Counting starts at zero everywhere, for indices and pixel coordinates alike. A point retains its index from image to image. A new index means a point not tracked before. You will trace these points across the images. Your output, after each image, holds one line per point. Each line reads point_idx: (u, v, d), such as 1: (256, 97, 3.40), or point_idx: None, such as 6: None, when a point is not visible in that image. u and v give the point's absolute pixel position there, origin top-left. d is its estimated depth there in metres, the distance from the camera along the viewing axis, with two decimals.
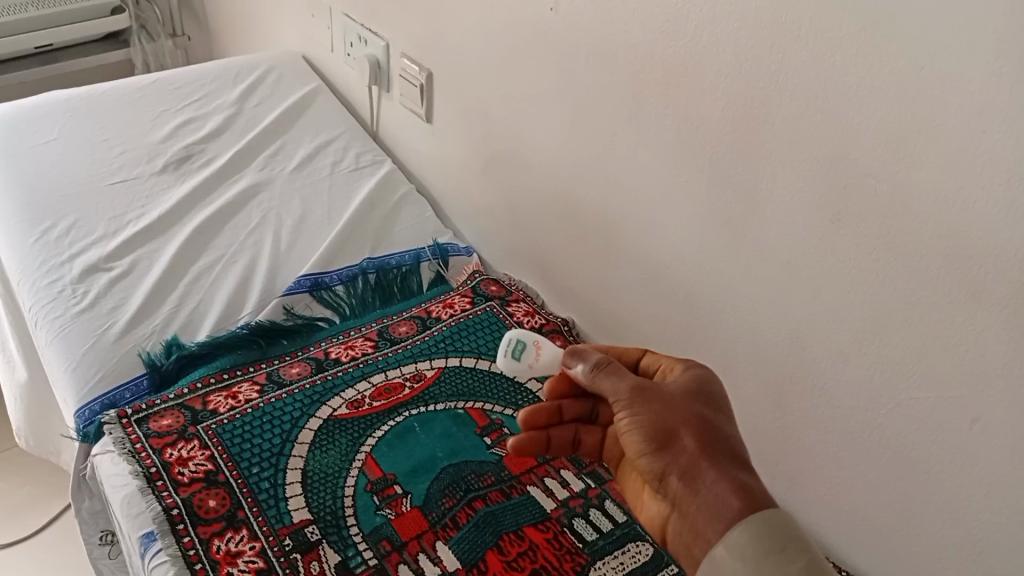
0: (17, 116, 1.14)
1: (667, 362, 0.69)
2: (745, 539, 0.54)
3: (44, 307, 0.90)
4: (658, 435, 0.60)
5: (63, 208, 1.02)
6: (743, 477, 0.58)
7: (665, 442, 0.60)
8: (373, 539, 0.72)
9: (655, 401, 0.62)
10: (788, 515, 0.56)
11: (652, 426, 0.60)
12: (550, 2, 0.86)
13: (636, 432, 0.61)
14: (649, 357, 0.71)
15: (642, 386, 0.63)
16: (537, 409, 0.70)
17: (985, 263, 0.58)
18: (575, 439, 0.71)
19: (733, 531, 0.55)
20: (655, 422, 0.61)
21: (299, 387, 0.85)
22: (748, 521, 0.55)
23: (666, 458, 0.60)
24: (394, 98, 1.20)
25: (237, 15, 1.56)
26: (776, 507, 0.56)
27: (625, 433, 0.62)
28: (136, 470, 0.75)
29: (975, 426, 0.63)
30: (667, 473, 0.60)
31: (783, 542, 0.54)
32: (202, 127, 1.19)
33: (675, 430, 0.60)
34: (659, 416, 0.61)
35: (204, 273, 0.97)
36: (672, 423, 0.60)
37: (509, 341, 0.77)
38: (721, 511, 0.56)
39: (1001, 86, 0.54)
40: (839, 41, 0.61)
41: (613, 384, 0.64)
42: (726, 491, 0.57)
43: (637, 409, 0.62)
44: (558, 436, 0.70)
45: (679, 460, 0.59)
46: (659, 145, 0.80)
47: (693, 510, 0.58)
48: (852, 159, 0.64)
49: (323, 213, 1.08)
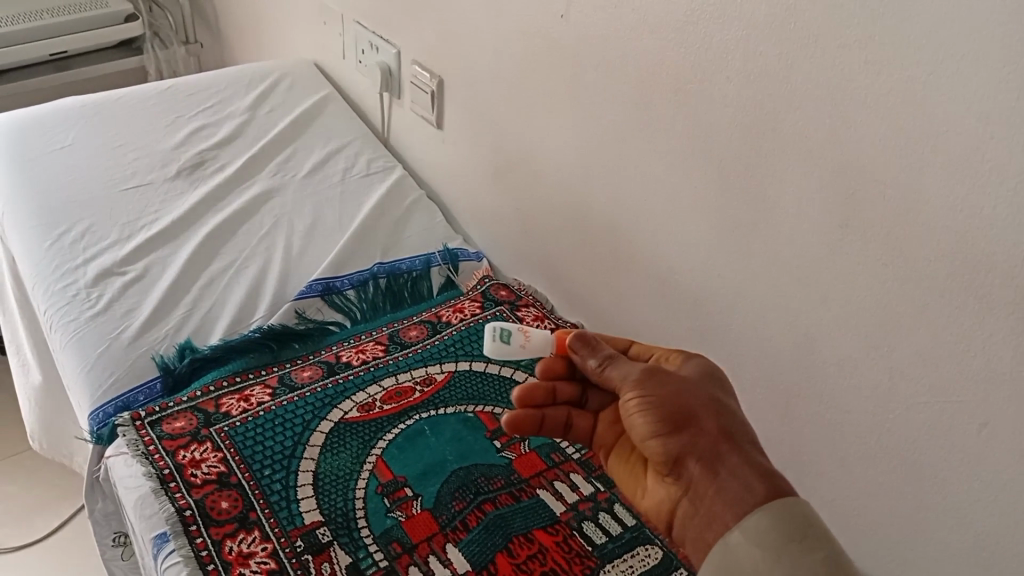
0: (34, 123, 1.16)
1: (661, 351, 0.70)
2: (766, 525, 0.54)
3: (59, 310, 0.91)
4: (673, 417, 0.61)
5: (78, 213, 1.03)
6: (762, 462, 0.60)
7: (680, 425, 0.61)
8: (384, 541, 0.73)
9: (667, 384, 0.63)
10: (808, 506, 0.56)
11: (666, 408, 0.61)
12: (560, 9, 0.87)
13: (647, 413, 0.61)
14: (639, 347, 0.72)
15: (653, 370, 0.64)
16: (532, 388, 0.71)
17: (992, 269, 0.58)
18: (568, 422, 0.71)
19: (753, 517, 0.55)
20: (669, 403, 0.62)
21: (311, 389, 0.86)
22: (769, 509, 0.55)
23: (684, 441, 0.60)
24: (405, 105, 1.21)
25: (250, 23, 1.58)
26: (797, 496, 0.57)
27: (634, 415, 0.62)
28: (150, 471, 0.75)
29: (983, 431, 0.63)
30: (682, 457, 0.60)
31: (803, 532, 0.54)
32: (215, 134, 1.21)
33: (691, 413, 0.61)
34: (673, 398, 0.62)
35: (216, 277, 0.98)
36: (687, 406, 0.62)
37: (494, 329, 0.75)
38: (743, 495, 0.57)
39: (1010, 92, 0.54)
40: (847, 48, 0.62)
41: (624, 370, 0.65)
42: (749, 476, 0.58)
43: (650, 391, 0.62)
44: (552, 417, 0.70)
45: (698, 442, 0.60)
46: (669, 151, 0.81)
47: (710, 493, 0.59)
48: (860, 165, 0.65)
49: (334, 218, 1.09)
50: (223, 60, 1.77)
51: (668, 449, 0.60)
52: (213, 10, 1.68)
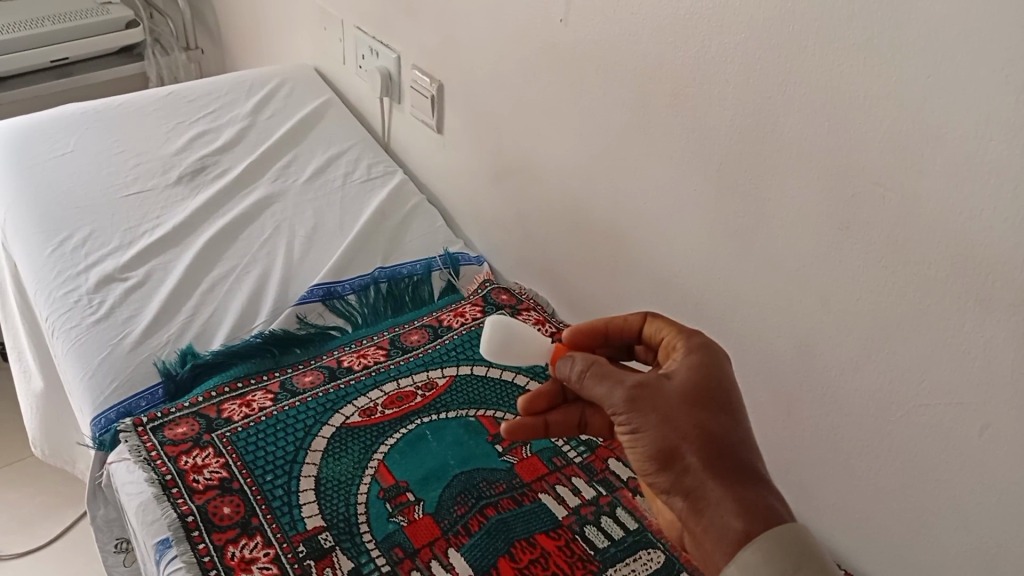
0: (34, 130, 1.16)
1: (670, 338, 0.67)
2: (757, 559, 0.54)
3: (60, 316, 0.91)
4: (658, 455, 0.58)
5: (78, 220, 1.03)
6: (766, 484, 0.57)
7: (666, 460, 0.58)
8: (385, 546, 0.72)
9: (651, 411, 0.59)
10: (803, 528, 0.56)
11: (651, 446, 0.59)
12: (560, 13, 0.87)
13: (637, 451, 0.60)
14: (650, 325, 0.70)
15: (636, 395, 0.60)
16: (535, 396, 0.71)
17: (992, 273, 0.58)
18: (580, 421, 0.71)
19: (748, 550, 0.54)
20: (653, 440, 0.58)
21: (312, 395, 0.86)
22: (763, 539, 0.54)
23: (671, 478, 0.58)
24: (405, 109, 1.21)
25: (250, 29, 1.58)
26: (792, 522, 0.56)
27: (628, 449, 0.61)
28: (152, 477, 0.75)
29: (984, 433, 0.63)
30: (672, 493, 0.58)
31: (797, 564, 0.53)
32: (216, 140, 1.21)
33: (674, 447, 0.58)
34: (654, 433, 0.59)
35: (217, 283, 0.98)
36: (669, 440, 0.58)
37: (490, 343, 0.72)
38: (724, 533, 0.55)
39: (1009, 94, 0.54)
40: (844, 52, 0.62)
41: (607, 390, 0.62)
42: (730, 512, 0.56)
43: (635, 425, 0.59)
44: (558, 420, 0.71)
45: (683, 479, 0.58)
46: (669, 154, 0.81)
47: (699, 531, 0.57)
48: (859, 168, 0.65)
49: (335, 224, 1.09)
50: (223, 65, 1.77)
51: (660, 485, 0.59)
52: (212, 15, 1.69)
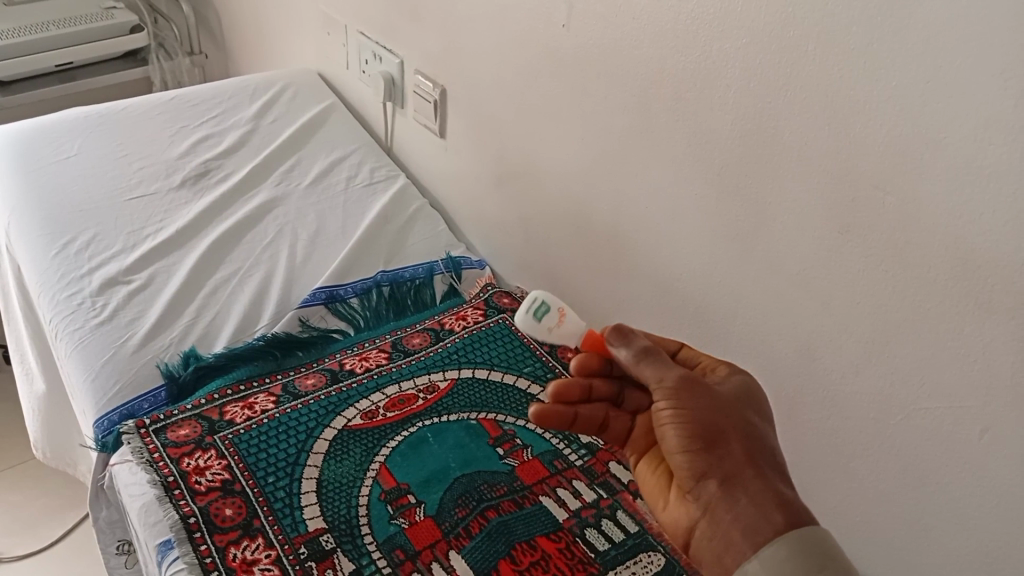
0: (39, 134, 1.16)
1: (708, 360, 0.69)
2: (784, 554, 0.54)
3: (63, 319, 0.92)
4: (704, 435, 0.59)
5: (82, 223, 1.04)
6: (783, 491, 0.59)
7: (711, 443, 0.59)
8: (387, 548, 0.73)
9: (702, 397, 0.61)
10: (827, 534, 0.56)
11: (699, 425, 0.60)
12: (562, 18, 0.88)
13: (680, 427, 0.60)
14: (688, 351, 0.71)
15: (692, 379, 0.62)
16: (569, 384, 0.69)
17: (991, 277, 0.59)
18: (603, 421, 0.69)
19: (770, 546, 0.55)
20: (703, 421, 0.60)
21: (314, 398, 0.86)
22: (789, 536, 0.55)
23: (710, 460, 0.59)
24: (408, 113, 1.22)
25: (254, 34, 1.59)
26: (816, 526, 0.57)
27: (666, 425, 0.61)
28: (154, 479, 0.76)
29: (984, 437, 0.63)
30: (706, 476, 0.59)
31: (822, 563, 0.54)
32: (219, 143, 1.22)
33: (721, 433, 0.60)
34: (704, 414, 0.60)
35: (220, 285, 0.99)
36: (718, 425, 0.60)
37: (532, 302, 0.72)
38: (758, 523, 0.57)
39: (1008, 99, 0.55)
40: (843, 58, 0.63)
41: (659, 369, 0.62)
42: (768, 504, 0.57)
43: (686, 403, 0.60)
44: (585, 415, 0.68)
45: (724, 464, 0.59)
46: (671, 158, 0.81)
47: (728, 517, 0.58)
48: (859, 173, 0.65)
49: (337, 227, 1.10)
50: (227, 69, 1.78)
51: (694, 466, 0.59)
52: (216, 19, 1.70)
